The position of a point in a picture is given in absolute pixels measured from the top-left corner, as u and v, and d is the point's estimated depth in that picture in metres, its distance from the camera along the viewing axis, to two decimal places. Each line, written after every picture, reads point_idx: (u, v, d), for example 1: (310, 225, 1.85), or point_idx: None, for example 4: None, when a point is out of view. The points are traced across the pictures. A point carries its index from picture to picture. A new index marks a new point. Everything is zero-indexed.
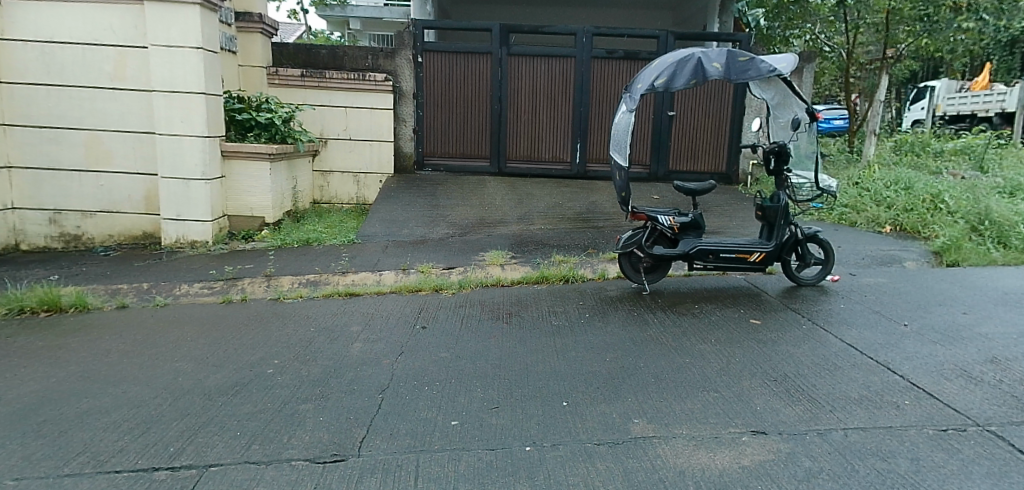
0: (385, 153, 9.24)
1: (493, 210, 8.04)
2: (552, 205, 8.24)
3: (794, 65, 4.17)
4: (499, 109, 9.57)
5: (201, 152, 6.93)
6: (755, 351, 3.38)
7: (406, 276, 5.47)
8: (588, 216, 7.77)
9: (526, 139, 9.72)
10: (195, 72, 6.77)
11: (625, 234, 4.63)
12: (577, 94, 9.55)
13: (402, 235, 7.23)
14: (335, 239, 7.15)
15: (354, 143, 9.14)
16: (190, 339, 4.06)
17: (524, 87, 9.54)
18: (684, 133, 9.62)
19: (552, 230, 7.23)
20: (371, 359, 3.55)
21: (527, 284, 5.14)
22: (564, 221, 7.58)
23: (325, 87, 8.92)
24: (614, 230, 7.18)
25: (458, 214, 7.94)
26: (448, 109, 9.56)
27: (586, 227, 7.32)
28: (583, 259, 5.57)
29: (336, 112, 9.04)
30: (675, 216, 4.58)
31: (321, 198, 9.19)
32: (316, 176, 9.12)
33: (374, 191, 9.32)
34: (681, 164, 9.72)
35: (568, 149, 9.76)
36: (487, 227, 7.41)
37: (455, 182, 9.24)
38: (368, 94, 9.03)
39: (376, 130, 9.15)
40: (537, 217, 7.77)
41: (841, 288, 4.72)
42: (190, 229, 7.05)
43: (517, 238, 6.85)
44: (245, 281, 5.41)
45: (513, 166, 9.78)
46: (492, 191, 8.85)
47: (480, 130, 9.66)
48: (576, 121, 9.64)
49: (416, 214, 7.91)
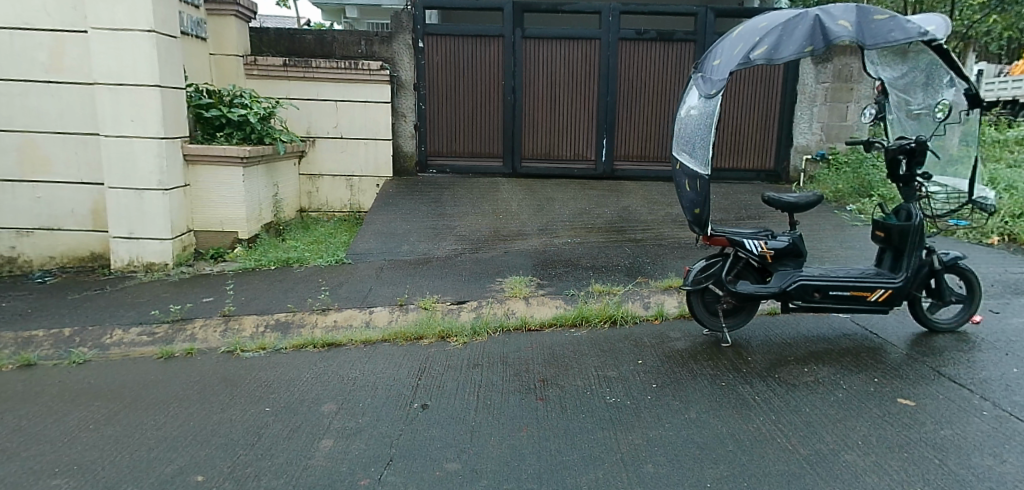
0: (383, 154, 8.04)
1: (509, 220, 6.83)
2: (578, 211, 7.04)
3: (946, 29, 2.97)
4: (512, 101, 8.35)
5: (156, 157, 5.74)
6: (942, 477, 2.19)
7: (403, 315, 4.26)
8: (623, 226, 6.54)
9: (544, 134, 8.49)
10: (146, 61, 5.56)
11: (697, 264, 3.45)
12: (602, 83, 8.32)
13: (401, 254, 6.03)
14: (320, 259, 5.96)
15: (347, 142, 7.94)
16: (91, 429, 2.87)
17: (542, 74, 8.30)
18: (726, 125, 8.37)
19: (581, 244, 6.00)
20: (342, 479, 2.35)
21: (562, 328, 3.94)
22: (595, 232, 6.37)
23: (311, 77, 7.71)
24: (656, 242, 5.96)
25: (468, 225, 6.74)
26: (454, 100, 8.34)
27: (621, 239, 6.10)
28: (630, 290, 4.36)
29: (325, 106, 7.83)
30: (766, 240, 3.39)
31: (310, 205, 8.01)
32: (304, 181, 7.92)
33: (370, 197, 8.15)
34: (723, 160, 8.51)
35: (592, 145, 8.53)
36: (503, 242, 6.20)
37: (463, 186, 8.03)
38: (362, 85, 7.83)
39: (372, 127, 7.95)
40: (562, 227, 6.56)
41: (992, 335, 3.48)
42: (145, 249, 5.85)
43: (540, 257, 5.64)
44: (196, 325, 4.21)
45: (529, 166, 8.55)
46: (507, 195, 7.63)
47: (493, 125, 8.44)
48: (601, 112, 8.40)
49: (418, 226, 6.72)
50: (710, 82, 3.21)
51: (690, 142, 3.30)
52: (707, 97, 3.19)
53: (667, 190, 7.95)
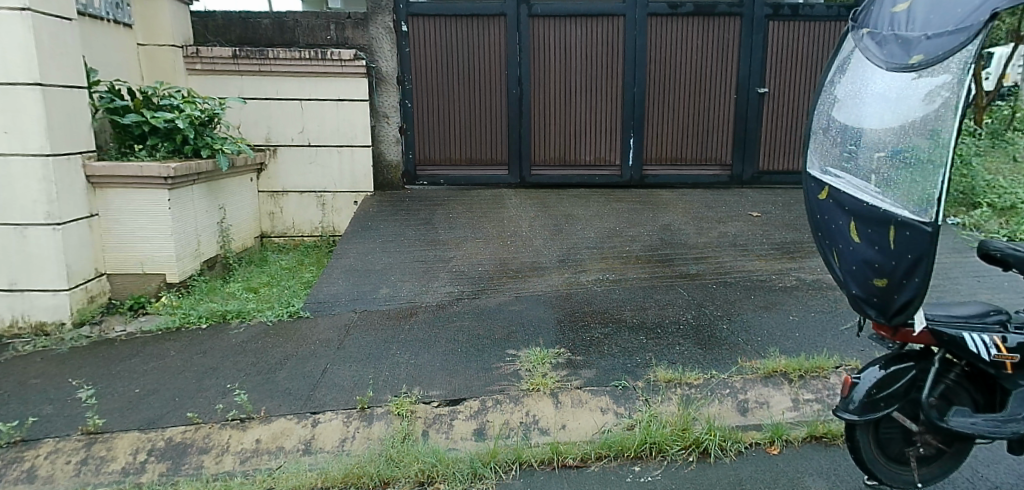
0: (361, 164, 6.54)
1: (520, 249, 5.32)
2: (605, 234, 5.53)
3: None
4: (518, 95, 6.84)
5: (41, 182, 4.21)
6: None
7: (364, 430, 2.75)
8: (668, 253, 5.03)
9: (559, 134, 6.97)
10: (20, 51, 4.03)
11: (869, 374, 1.96)
12: (628, 69, 6.81)
13: (377, 303, 4.52)
14: (267, 312, 4.45)
15: (316, 151, 6.43)
16: None
17: (555, 60, 6.79)
18: (780, 119, 7.00)
19: (617, 284, 4.49)
20: None
21: (618, 460, 2.47)
22: (633, 263, 4.86)
23: (270, 72, 6.24)
24: (717, 279, 4.44)
25: (466, 256, 5.23)
26: (447, 95, 6.82)
27: (669, 274, 4.60)
28: (714, 381, 2.86)
29: (288, 108, 6.32)
30: (1006, 334, 1.91)
31: (272, 229, 6.51)
32: (265, 200, 6.42)
33: (347, 216, 6.65)
34: (776, 162, 7.11)
35: (617, 146, 7.00)
36: (513, 282, 4.70)
37: (460, 201, 6.52)
38: (333, 80, 6.33)
39: (347, 132, 6.45)
40: (589, 257, 5.06)
41: None
42: (32, 304, 4.32)
43: (565, 305, 4.13)
44: (40, 454, 2.70)
45: (540, 174, 7.04)
46: (515, 214, 6.13)
47: (495, 125, 6.92)
48: (626, 106, 6.89)
49: (402, 258, 5.21)
50: (902, 43, 1.83)
51: (854, 152, 1.97)
52: (899, 70, 1.82)
53: (711, 201, 6.44)
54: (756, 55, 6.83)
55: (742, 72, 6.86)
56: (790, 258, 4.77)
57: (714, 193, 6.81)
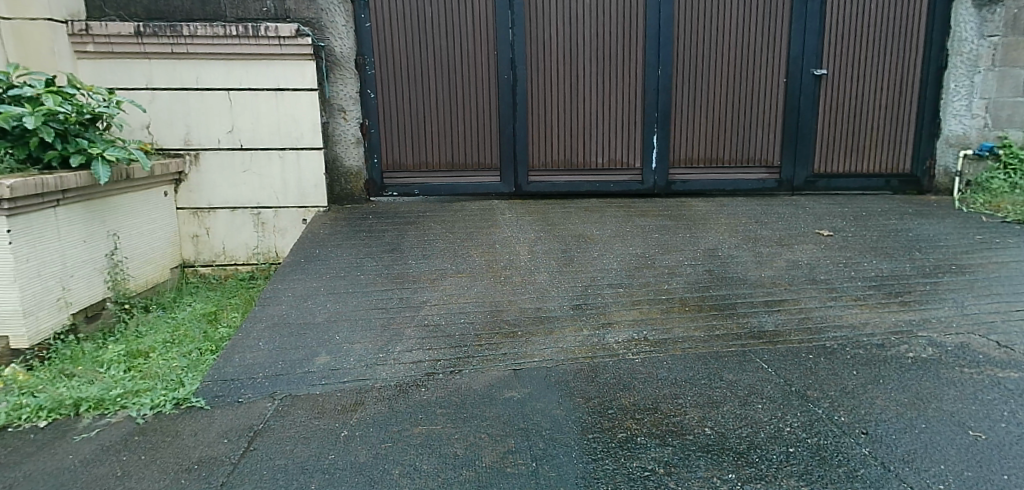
0: (309, 172, 5.09)
1: (517, 288, 3.90)
2: (631, 266, 4.12)
3: None
4: (512, 81, 5.40)
5: None
6: None
7: None
8: (725, 295, 3.63)
9: (564, 130, 5.55)
10: None
11: None
12: (650, 48, 5.40)
13: (307, 381, 3.04)
14: (141, 398, 2.95)
15: (249, 155, 4.98)
16: None
17: (558, 36, 5.36)
18: (841, 109, 5.63)
19: (662, 350, 3.08)
20: None
21: None
22: (679, 313, 3.44)
23: (186, 53, 4.76)
24: (809, 345, 3.03)
25: (443, 300, 3.78)
26: (422, 82, 5.36)
27: (734, 333, 3.19)
28: None
29: (210, 100, 4.86)
30: None
31: (196, 256, 5.06)
32: (185, 219, 4.97)
33: (293, 238, 5.19)
34: (834, 162, 5.74)
35: (637, 146, 5.60)
36: (509, 343, 3.28)
37: (440, 218, 5.10)
38: (267, 64, 4.88)
39: (290, 130, 4.99)
40: (614, 301, 3.66)
41: None
42: None
43: (592, 390, 2.73)
44: None
45: (541, 182, 5.61)
46: (510, 235, 4.72)
47: (483, 120, 5.47)
48: (649, 94, 5.49)
49: (354, 304, 3.76)
50: None
51: None
52: None
53: (762, 217, 5.04)
54: (811, 27, 5.45)
55: (793, 50, 5.48)
56: (901, 306, 3.40)
57: (762, 204, 5.41)
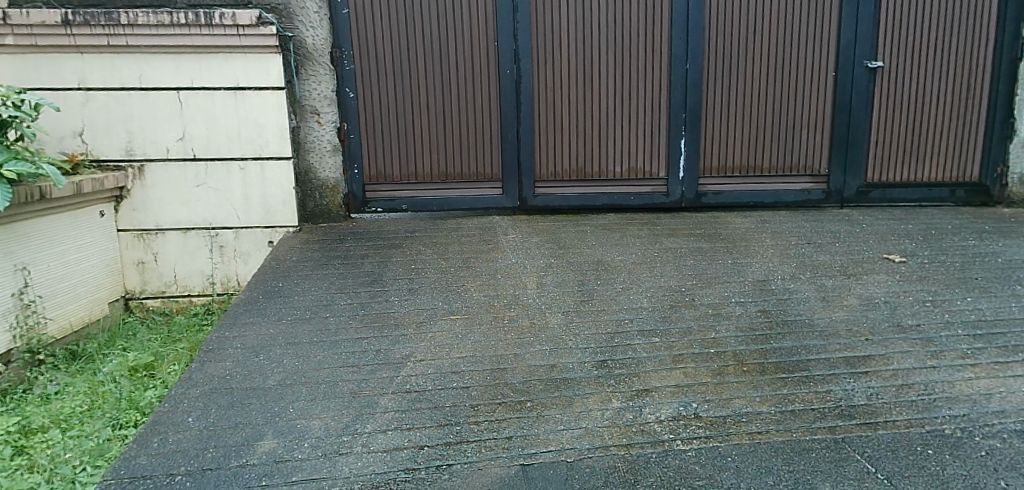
0: (275, 186, 4.30)
1: (523, 336, 3.10)
2: (665, 304, 3.32)
3: None
4: (514, 76, 4.60)
5: None
6: None
7: None
8: (792, 349, 2.82)
9: (576, 135, 4.76)
10: None
11: None
12: (676, 37, 4.61)
13: (239, 482, 2.19)
14: None
15: (204, 167, 4.19)
16: None
17: (569, 24, 4.57)
18: (898, 107, 4.82)
19: (722, 436, 2.27)
20: None
21: None
22: (736, 378, 2.63)
23: (126, 46, 3.98)
24: (924, 432, 2.22)
25: (431, 353, 2.98)
26: (409, 79, 4.56)
27: (816, 410, 2.38)
28: None
29: (156, 102, 4.08)
30: None
31: (141, 286, 4.28)
32: (127, 243, 4.19)
33: (254, 265, 4.40)
34: (889, 170, 4.94)
35: (660, 152, 4.81)
36: (514, 418, 2.47)
37: (431, 240, 4.31)
38: (223, 58, 4.09)
39: (252, 137, 4.21)
40: (648, 356, 2.85)
41: None
42: None
43: None
44: None
45: (550, 194, 4.82)
46: (513, 262, 3.92)
47: (481, 124, 4.67)
48: (675, 91, 4.69)
49: (317, 360, 2.96)
50: None
51: None
52: None
53: (813, 236, 4.24)
54: (865, 10, 4.63)
55: (844, 39, 4.67)
56: None
57: (810, 220, 4.61)
